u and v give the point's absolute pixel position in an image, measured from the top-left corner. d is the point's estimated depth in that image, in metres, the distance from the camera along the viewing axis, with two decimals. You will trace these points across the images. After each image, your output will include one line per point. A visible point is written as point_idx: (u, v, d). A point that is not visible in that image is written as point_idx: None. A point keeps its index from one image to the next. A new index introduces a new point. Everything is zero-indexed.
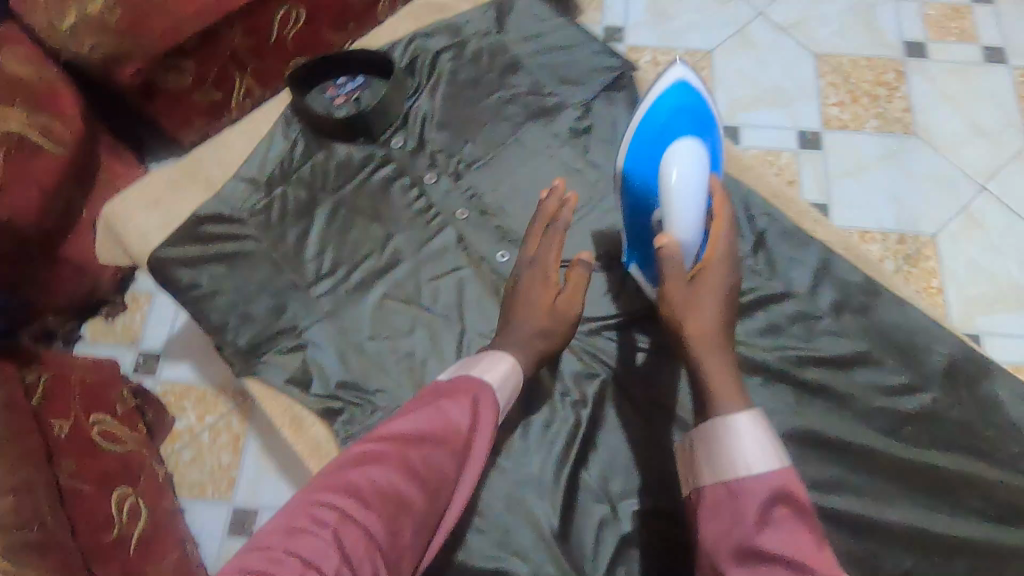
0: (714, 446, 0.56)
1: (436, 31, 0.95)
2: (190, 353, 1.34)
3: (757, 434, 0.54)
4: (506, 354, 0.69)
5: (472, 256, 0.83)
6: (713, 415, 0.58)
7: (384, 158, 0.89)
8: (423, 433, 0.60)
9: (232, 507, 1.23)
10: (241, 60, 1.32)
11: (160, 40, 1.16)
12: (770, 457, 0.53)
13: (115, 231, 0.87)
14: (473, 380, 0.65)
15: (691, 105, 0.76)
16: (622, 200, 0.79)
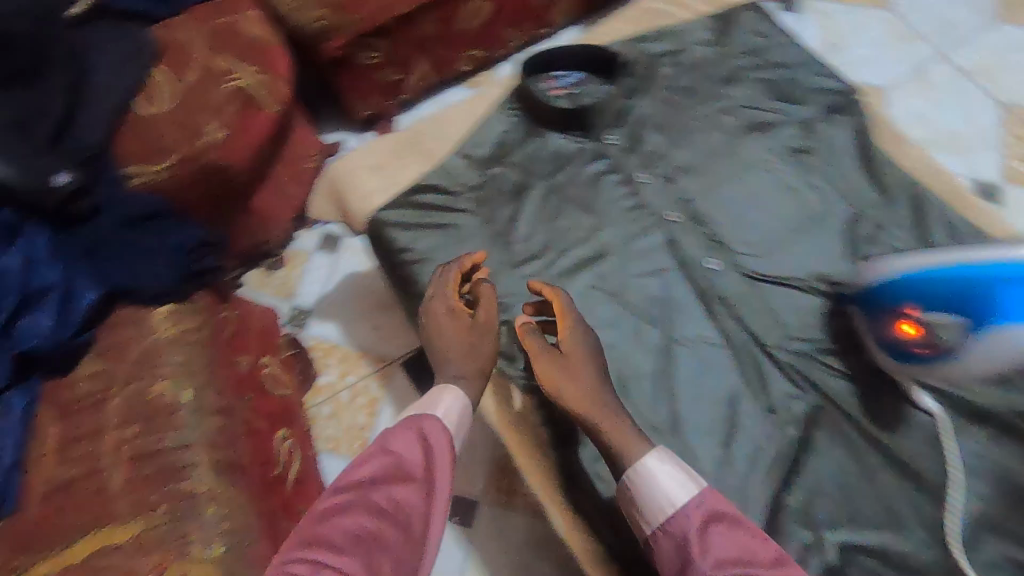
0: (634, 485, 0.65)
1: (657, 36, 0.97)
2: (340, 313, 1.43)
3: (663, 471, 0.64)
4: (444, 380, 0.74)
5: (682, 259, 0.83)
6: (625, 466, 0.66)
7: (596, 153, 0.91)
8: (386, 468, 0.64)
9: None
10: (426, 46, 1.43)
11: (367, 21, 1.27)
12: (690, 487, 0.63)
13: (339, 191, 0.94)
14: (416, 417, 0.71)
15: None
16: (927, 273, 0.69)
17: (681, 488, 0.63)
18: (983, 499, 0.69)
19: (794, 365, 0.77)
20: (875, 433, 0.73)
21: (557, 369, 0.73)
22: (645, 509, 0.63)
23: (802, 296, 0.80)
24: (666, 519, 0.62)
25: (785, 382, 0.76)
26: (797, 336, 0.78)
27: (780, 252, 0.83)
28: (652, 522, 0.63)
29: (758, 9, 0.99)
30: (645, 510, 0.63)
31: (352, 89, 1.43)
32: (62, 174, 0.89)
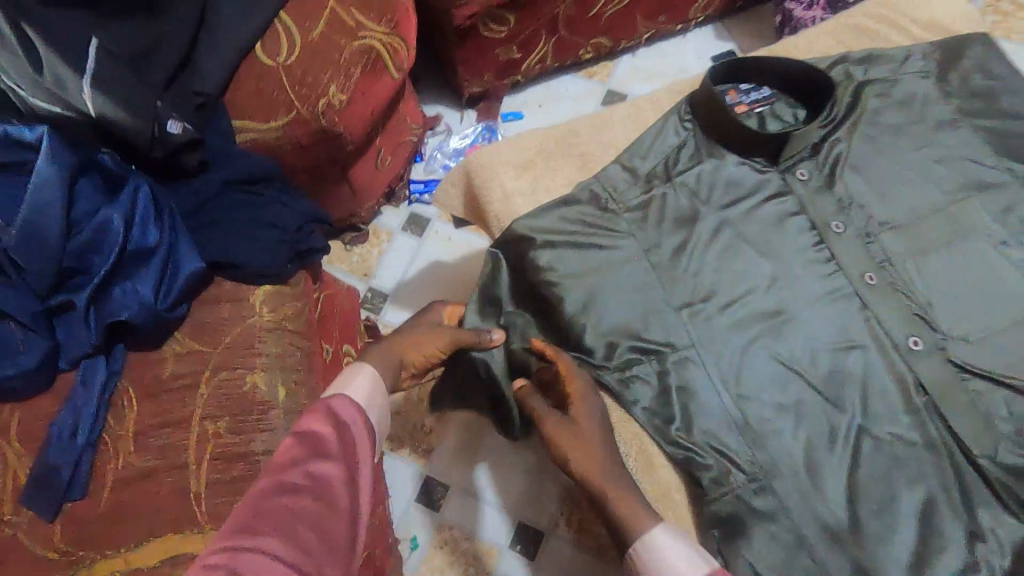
0: (640, 564, 0.58)
1: (867, 59, 0.83)
2: (418, 304, 1.33)
3: (671, 552, 0.56)
4: (362, 361, 0.65)
5: (877, 331, 0.70)
6: (631, 544, 0.59)
7: (782, 188, 0.78)
8: (297, 442, 0.54)
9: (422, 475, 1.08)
10: (556, 27, 1.29)
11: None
12: (695, 566, 0.55)
13: (475, 185, 0.82)
14: (326, 399, 0.59)
15: None
16: None
17: (688, 564, 0.55)
18: None
19: (1009, 484, 0.64)
20: None
21: (562, 432, 0.67)
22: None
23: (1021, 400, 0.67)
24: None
25: (996, 504, 0.64)
26: (1011, 449, 0.65)
27: (998, 342, 0.69)
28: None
29: (991, 44, 0.84)
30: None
31: (467, 63, 1.30)
32: (173, 123, 0.81)
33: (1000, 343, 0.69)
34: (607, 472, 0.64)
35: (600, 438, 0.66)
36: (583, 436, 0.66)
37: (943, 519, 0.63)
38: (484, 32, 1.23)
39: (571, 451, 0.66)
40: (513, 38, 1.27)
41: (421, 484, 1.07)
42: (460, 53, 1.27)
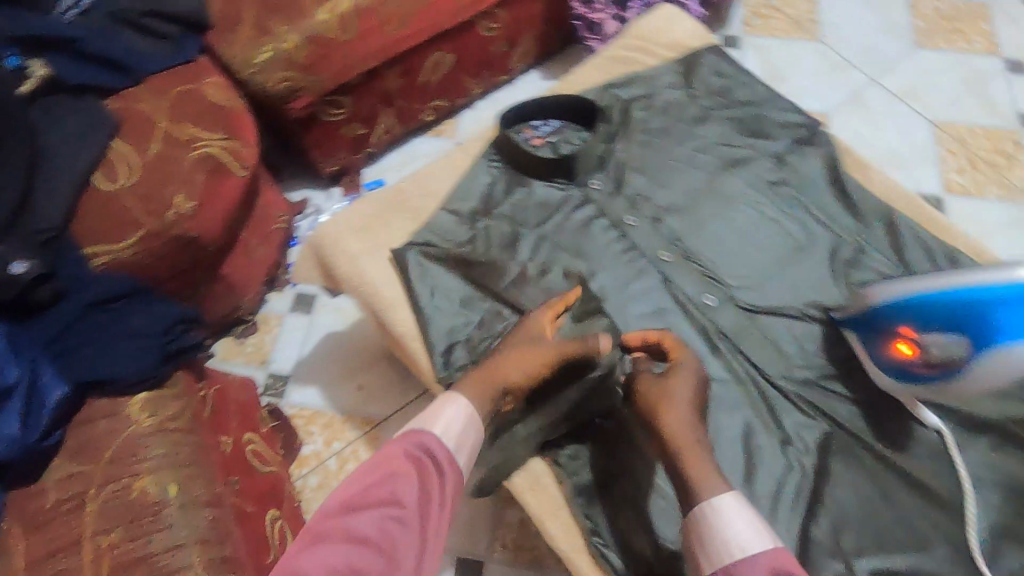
0: (697, 522, 0.58)
1: (628, 81, 1.00)
2: (319, 377, 1.37)
3: (738, 520, 0.56)
4: (457, 394, 0.67)
5: (679, 297, 0.84)
6: (698, 502, 0.59)
7: (583, 199, 0.91)
8: (377, 480, 0.57)
9: None
10: (390, 99, 1.43)
11: (341, 74, 1.24)
12: (759, 538, 0.54)
13: (322, 254, 0.90)
14: (417, 431, 0.64)
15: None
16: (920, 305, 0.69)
17: (754, 536, 0.54)
18: (999, 513, 0.71)
19: (802, 395, 0.78)
20: (887, 455, 0.74)
21: (666, 399, 0.67)
22: (701, 544, 0.57)
23: (799, 325, 0.82)
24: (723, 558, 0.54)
25: (796, 412, 0.77)
26: (797, 365, 0.80)
27: (771, 283, 0.85)
28: (707, 561, 0.55)
29: (719, 51, 1.03)
30: (703, 549, 0.56)
31: (317, 146, 1.40)
32: (17, 264, 0.84)
33: (775, 284, 0.85)
34: (687, 436, 0.63)
35: (691, 409, 0.66)
36: (683, 409, 0.66)
37: (758, 437, 0.75)
38: (324, 117, 1.35)
39: (671, 415, 0.65)
40: (353, 116, 1.39)
41: None
42: (307, 140, 1.37)
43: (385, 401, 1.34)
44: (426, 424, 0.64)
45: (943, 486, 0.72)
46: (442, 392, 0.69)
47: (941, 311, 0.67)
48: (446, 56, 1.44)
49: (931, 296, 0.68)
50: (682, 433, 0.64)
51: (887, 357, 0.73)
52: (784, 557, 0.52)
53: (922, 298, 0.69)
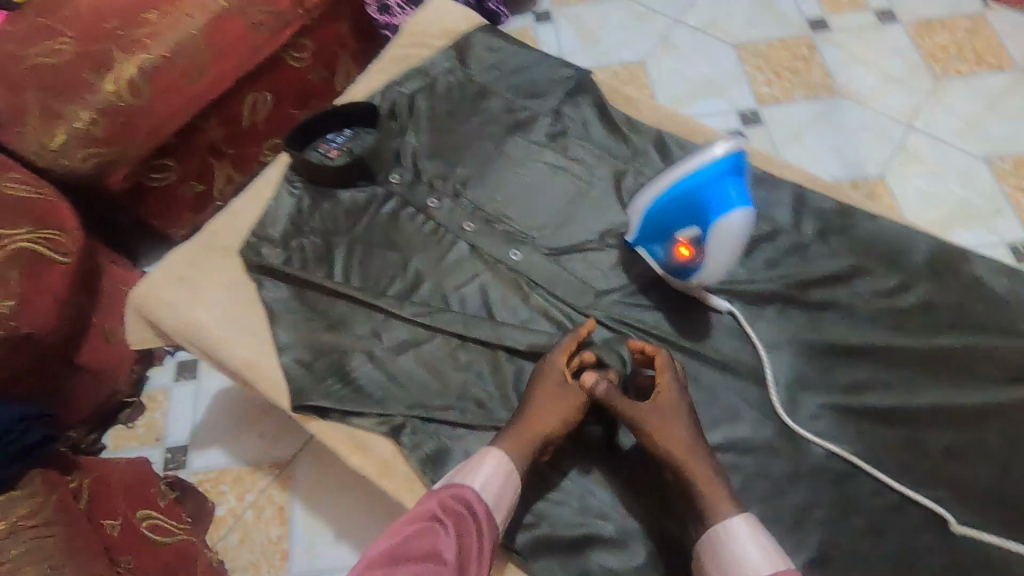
0: (711, 544, 0.65)
1: (408, 78, 1.05)
2: (218, 437, 1.35)
3: (752, 541, 0.64)
4: (491, 450, 0.71)
5: (487, 259, 0.90)
6: (713, 522, 0.66)
7: (387, 195, 0.96)
8: (418, 532, 0.62)
9: None
10: (219, 149, 1.42)
11: (151, 135, 1.23)
12: (770, 561, 0.62)
13: (145, 314, 0.91)
14: (457, 486, 0.68)
15: (724, 171, 0.73)
16: (655, 215, 0.79)
17: (766, 557, 0.62)
18: (791, 366, 0.80)
19: (610, 315, 0.85)
20: (691, 345, 0.82)
21: (658, 416, 0.72)
22: (716, 562, 0.64)
23: (599, 254, 0.89)
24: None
25: (608, 332, 0.84)
26: (602, 291, 0.87)
27: (568, 226, 0.92)
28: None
29: (487, 28, 1.10)
30: (720, 570, 0.64)
31: (159, 214, 1.39)
32: None
33: (572, 226, 0.92)
34: (688, 448, 0.70)
35: (685, 419, 0.72)
36: (672, 419, 0.72)
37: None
38: (153, 183, 1.34)
39: (660, 431, 0.71)
40: (184, 175, 1.39)
41: None
42: (144, 208, 1.35)
43: (291, 439, 1.34)
44: (468, 483, 0.68)
45: (743, 359, 0.81)
46: (479, 449, 0.72)
47: (681, 201, 0.76)
48: (263, 95, 1.43)
49: (674, 193, 0.77)
50: (681, 453, 0.70)
51: (666, 258, 0.80)
52: (794, 574, 0.61)
53: (669, 195, 0.77)
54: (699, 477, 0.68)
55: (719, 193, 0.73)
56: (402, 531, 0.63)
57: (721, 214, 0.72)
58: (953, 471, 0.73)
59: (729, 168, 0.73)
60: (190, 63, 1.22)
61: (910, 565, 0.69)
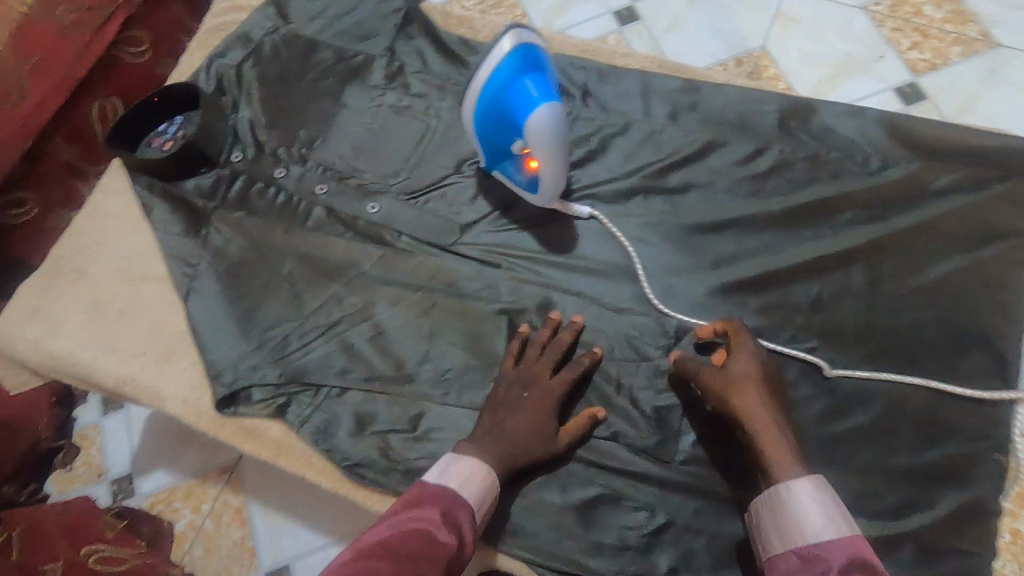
0: (777, 506, 0.59)
1: (229, 47, 0.97)
2: (161, 457, 1.27)
3: (820, 503, 0.57)
4: (492, 473, 0.65)
5: (346, 219, 0.87)
6: (774, 483, 0.60)
7: (231, 174, 0.91)
8: (416, 530, 0.55)
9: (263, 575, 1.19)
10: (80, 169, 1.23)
11: None
12: (836, 525, 0.55)
13: (7, 354, 0.86)
14: (458, 497, 0.61)
15: (515, 70, 0.70)
16: (481, 141, 0.76)
17: (829, 523, 0.55)
18: (661, 254, 0.80)
19: (478, 246, 0.83)
20: (562, 256, 0.81)
21: (738, 382, 0.65)
22: (772, 522, 0.59)
23: (459, 187, 0.86)
24: (794, 538, 0.56)
25: (479, 264, 0.82)
26: (465, 223, 0.84)
27: (422, 165, 0.88)
28: (779, 544, 0.57)
29: None
30: (779, 534, 0.57)
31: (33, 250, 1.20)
32: None
33: (426, 163, 0.88)
34: (768, 419, 0.63)
35: (761, 387, 0.65)
36: (747, 391, 0.65)
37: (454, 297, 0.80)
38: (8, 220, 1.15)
39: (740, 398, 0.64)
40: (49, 204, 1.19)
41: None
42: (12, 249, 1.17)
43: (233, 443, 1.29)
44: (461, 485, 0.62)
45: (612, 258, 0.80)
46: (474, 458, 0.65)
47: (489, 121, 0.73)
48: (110, 101, 1.22)
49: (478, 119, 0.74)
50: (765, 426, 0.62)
51: (519, 177, 0.78)
52: (861, 542, 0.53)
53: (476, 123, 0.75)
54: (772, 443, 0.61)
55: (519, 95, 0.70)
56: (388, 533, 0.55)
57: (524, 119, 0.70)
58: (826, 319, 0.74)
59: (519, 65, 0.70)
60: (5, 84, 1.02)
61: (797, 414, 0.71)
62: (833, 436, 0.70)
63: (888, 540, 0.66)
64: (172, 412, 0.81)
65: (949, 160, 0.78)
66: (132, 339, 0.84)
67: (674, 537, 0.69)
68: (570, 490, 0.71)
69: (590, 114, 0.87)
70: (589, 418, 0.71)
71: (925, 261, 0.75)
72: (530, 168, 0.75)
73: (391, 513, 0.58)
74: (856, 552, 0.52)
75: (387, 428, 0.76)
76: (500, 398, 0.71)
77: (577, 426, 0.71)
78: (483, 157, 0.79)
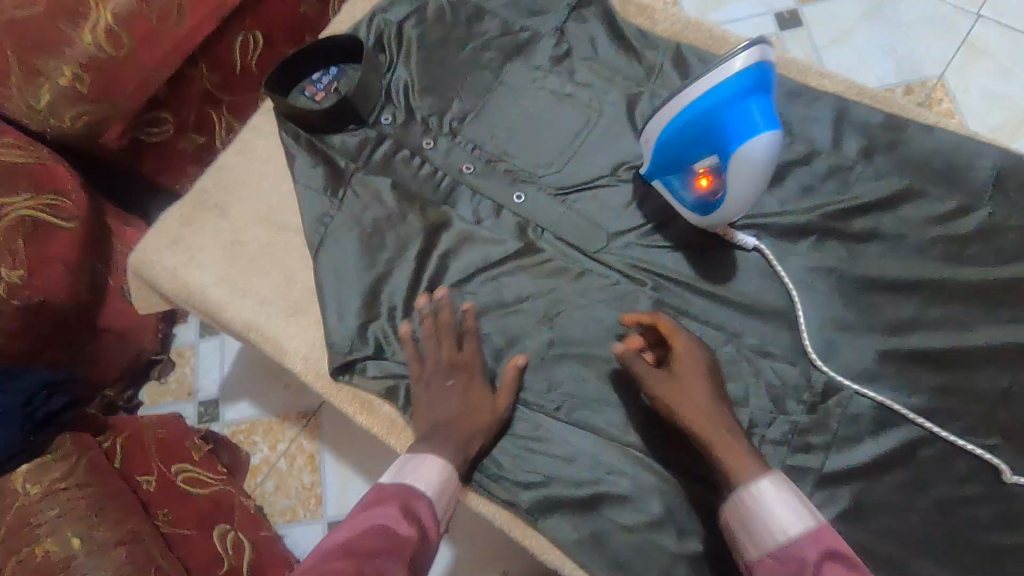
0: (740, 509, 0.58)
1: (394, 2, 0.94)
2: (244, 388, 1.32)
3: (783, 503, 0.56)
4: (450, 466, 0.66)
5: (489, 204, 0.83)
6: (736, 486, 0.59)
7: (379, 137, 0.89)
8: (374, 526, 0.55)
9: (325, 522, 1.22)
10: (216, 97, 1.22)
11: (136, 92, 1.06)
12: (800, 521, 0.55)
13: (143, 277, 0.88)
14: (412, 487, 0.62)
15: (744, 90, 0.63)
16: (665, 149, 0.71)
17: (797, 517, 0.55)
18: (826, 305, 0.72)
19: (624, 258, 0.78)
20: (716, 286, 0.75)
21: (679, 386, 0.65)
22: (745, 531, 0.57)
23: (612, 191, 0.81)
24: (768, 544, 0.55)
25: (622, 277, 0.77)
26: (614, 231, 0.79)
27: (576, 160, 0.83)
28: (754, 549, 0.56)
29: None
30: (749, 535, 0.57)
31: (166, 169, 1.24)
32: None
33: (581, 159, 0.83)
34: (709, 415, 0.63)
35: (706, 388, 0.65)
36: (692, 390, 0.65)
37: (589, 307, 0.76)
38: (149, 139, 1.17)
39: (679, 396, 0.64)
40: (183, 127, 1.20)
41: (326, 531, 1.20)
42: (147, 166, 1.20)
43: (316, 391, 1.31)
44: (412, 484, 0.62)
45: (770, 299, 0.74)
46: (437, 454, 0.66)
47: (687, 133, 0.68)
48: (254, 35, 1.19)
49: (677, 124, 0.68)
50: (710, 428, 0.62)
51: (684, 193, 0.72)
52: (826, 533, 0.54)
53: (672, 126, 0.69)
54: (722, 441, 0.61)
55: (736, 118, 0.63)
56: (352, 523, 0.57)
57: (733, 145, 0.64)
58: (1012, 416, 0.66)
59: (750, 85, 0.63)
60: (167, 3, 1.01)
61: (957, 515, 0.64)
62: (996, 548, 0.63)
63: None
64: (290, 366, 0.81)
65: None
66: (261, 286, 0.84)
67: None
68: (686, 538, 0.67)
69: None
70: None
71: None
72: (704, 190, 0.69)
73: (355, 512, 0.59)
74: (824, 545, 0.52)
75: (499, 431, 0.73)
76: (505, 389, 0.72)
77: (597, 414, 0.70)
78: (653, 163, 0.74)
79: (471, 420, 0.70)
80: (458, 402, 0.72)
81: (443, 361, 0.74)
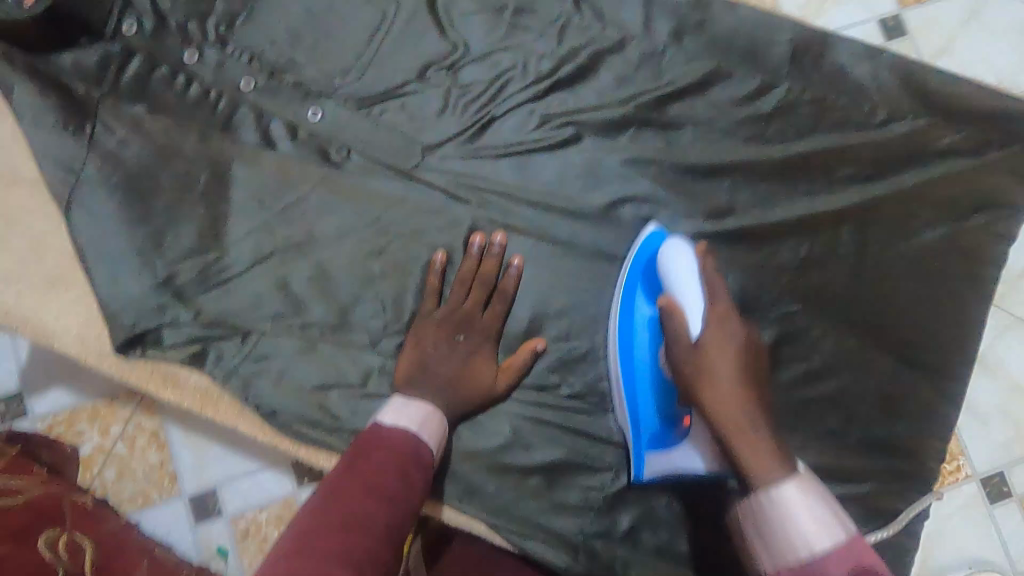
0: (761, 520, 0.48)
1: None
2: (54, 373, 1.01)
3: (814, 503, 0.46)
4: (441, 415, 0.63)
5: (281, 126, 0.71)
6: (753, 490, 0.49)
7: (124, 51, 0.70)
8: (386, 472, 0.54)
9: (186, 499, 0.99)
10: None
11: None
12: (830, 527, 0.45)
13: None
14: (417, 437, 0.59)
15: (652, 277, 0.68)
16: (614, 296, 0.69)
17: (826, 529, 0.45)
18: (649, 200, 0.72)
19: (443, 173, 0.71)
20: (542, 194, 0.71)
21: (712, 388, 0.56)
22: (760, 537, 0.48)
23: (422, 97, 0.72)
24: (784, 551, 0.46)
25: (442, 195, 0.70)
26: (430, 144, 0.71)
27: (375, 65, 0.72)
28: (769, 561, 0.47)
29: None
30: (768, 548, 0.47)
31: None
32: None
33: (381, 63, 0.72)
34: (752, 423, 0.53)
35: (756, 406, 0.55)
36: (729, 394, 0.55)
37: (454, 271, 0.69)
38: None
39: (715, 399, 0.55)
40: None
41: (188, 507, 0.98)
42: None
43: None
44: (414, 431, 0.59)
45: (595, 199, 0.71)
46: (427, 401, 0.62)
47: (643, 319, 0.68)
48: None
49: (628, 296, 0.68)
50: (733, 403, 0.54)
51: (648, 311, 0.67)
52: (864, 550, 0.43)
53: (624, 292, 0.68)
54: (752, 453, 0.51)
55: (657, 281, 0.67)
56: (354, 463, 0.54)
57: (671, 275, 0.64)
58: (810, 282, 0.71)
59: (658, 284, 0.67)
60: None
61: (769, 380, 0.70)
62: (799, 402, 0.70)
63: (834, 500, 0.69)
64: (64, 350, 0.67)
65: (954, 117, 0.73)
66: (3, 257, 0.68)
67: (636, 499, 0.67)
68: (534, 451, 0.67)
69: (582, 23, 0.74)
70: (528, 354, 0.67)
71: (913, 226, 0.72)
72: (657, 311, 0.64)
73: (356, 449, 0.56)
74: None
75: (329, 381, 0.67)
76: None
77: (518, 363, 0.66)
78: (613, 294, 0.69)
79: (433, 350, 0.65)
80: (460, 366, 0.65)
81: (451, 316, 0.67)
